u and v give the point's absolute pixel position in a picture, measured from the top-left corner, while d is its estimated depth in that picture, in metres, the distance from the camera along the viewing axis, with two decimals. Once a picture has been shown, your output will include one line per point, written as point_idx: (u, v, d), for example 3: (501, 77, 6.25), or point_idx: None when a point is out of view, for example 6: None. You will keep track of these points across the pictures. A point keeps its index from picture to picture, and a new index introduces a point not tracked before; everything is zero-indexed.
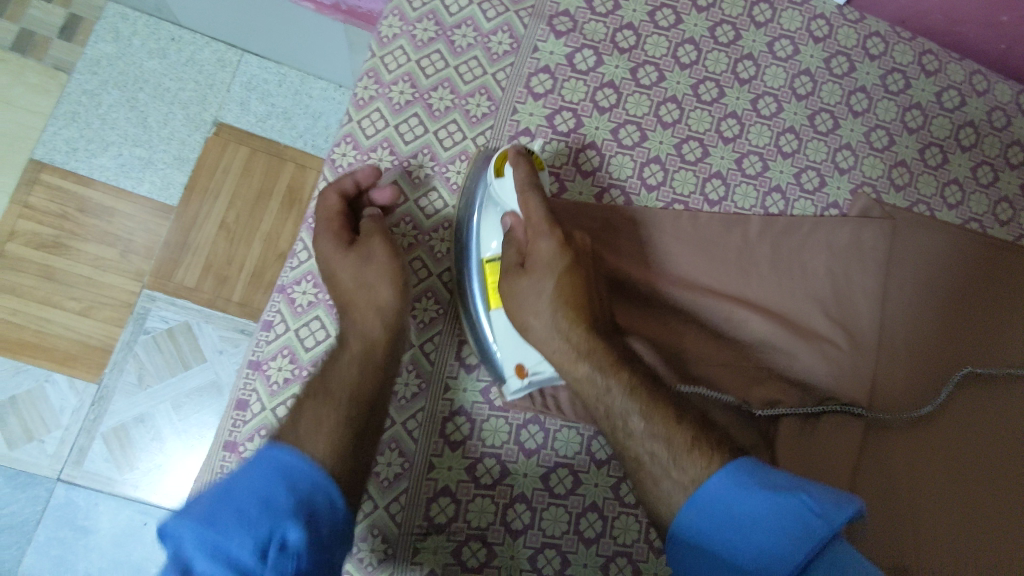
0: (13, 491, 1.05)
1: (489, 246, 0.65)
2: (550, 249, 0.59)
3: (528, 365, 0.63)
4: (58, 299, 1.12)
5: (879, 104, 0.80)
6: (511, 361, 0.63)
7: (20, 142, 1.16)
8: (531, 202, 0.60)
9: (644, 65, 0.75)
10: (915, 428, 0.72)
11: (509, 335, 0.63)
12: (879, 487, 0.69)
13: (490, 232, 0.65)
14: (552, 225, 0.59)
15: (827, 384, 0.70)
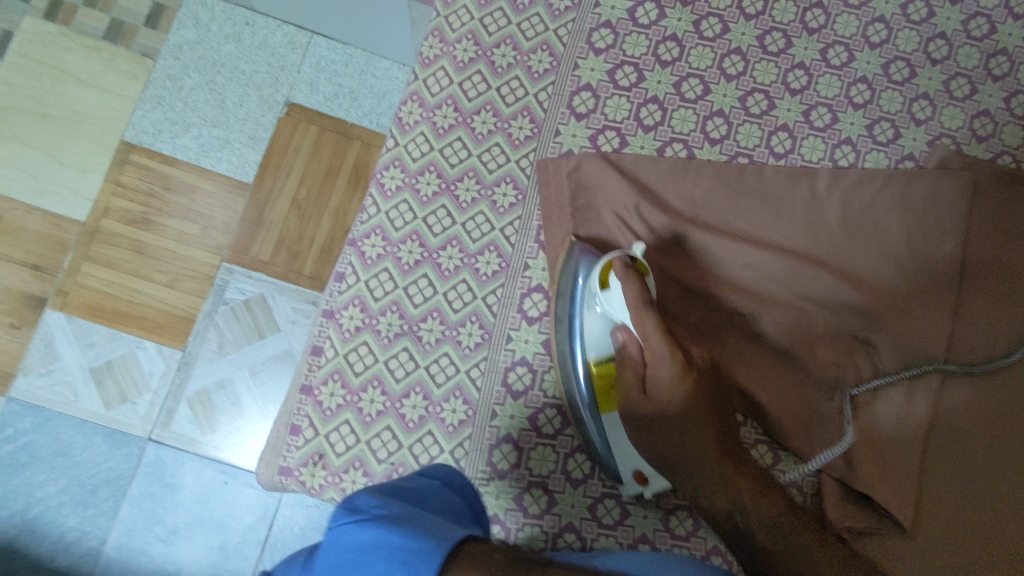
0: (110, 448, 1.14)
1: (593, 353, 0.63)
2: (669, 375, 0.59)
3: (645, 473, 0.63)
4: (147, 270, 1.20)
5: (960, 51, 0.77)
6: (629, 467, 0.63)
7: (113, 125, 1.25)
8: (648, 323, 0.58)
9: (708, 17, 0.75)
10: (991, 392, 0.69)
11: (624, 443, 0.63)
12: (946, 451, 0.67)
13: (593, 338, 0.63)
14: (671, 347, 0.59)
15: (896, 345, 0.69)
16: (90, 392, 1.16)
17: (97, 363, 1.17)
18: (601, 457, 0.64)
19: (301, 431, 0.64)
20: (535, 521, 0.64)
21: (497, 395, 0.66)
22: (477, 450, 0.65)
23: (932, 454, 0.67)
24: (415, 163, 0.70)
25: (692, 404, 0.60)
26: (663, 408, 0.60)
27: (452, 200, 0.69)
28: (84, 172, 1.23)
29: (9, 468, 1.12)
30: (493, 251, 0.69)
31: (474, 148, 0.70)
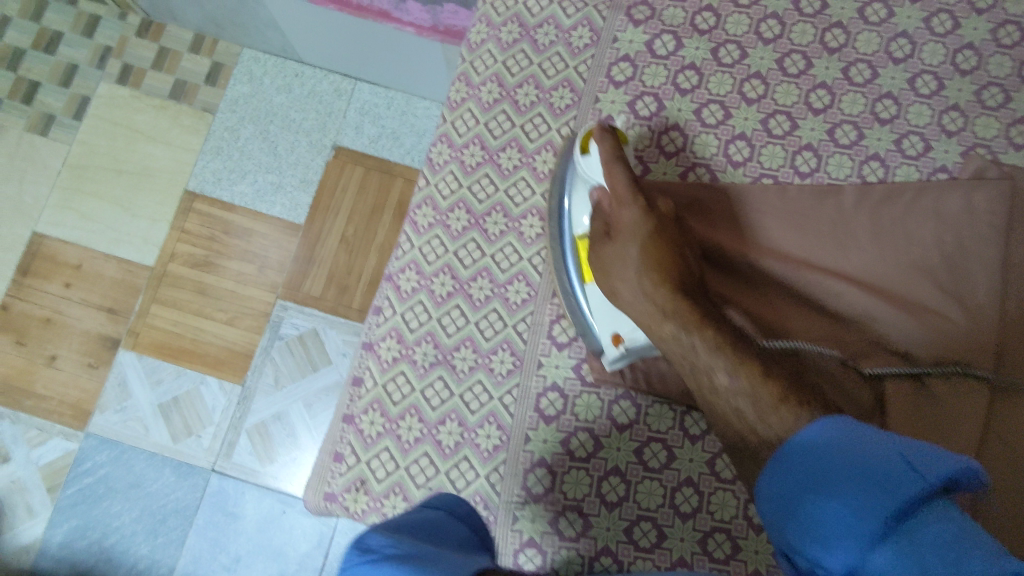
0: (178, 479, 1.21)
1: (580, 223, 0.68)
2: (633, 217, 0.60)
3: (623, 334, 0.64)
4: (209, 310, 1.28)
5: (990, 60, 0.75)
6: (607, 331, 0.65)
7: (178, 177, 1.35)
8: (615, 172, 0.62)
9: (725, 45, 0.76)
10: None
11: (604, 306, 0.65)
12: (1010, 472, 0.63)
13: (581, 212, 0.68)
14: (635, 194, 0.61)
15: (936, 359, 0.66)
16: (159, 426, 1.23)
17: (165, 399, 1.25)
18: (590, 327, 0.68)
19: (345, 458, 0.68)
20: (571, 544, 0.65)
21: (530, 420, 0.68)
22: (512, 474, 0.67)
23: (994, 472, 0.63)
24: (446, 201, 0.73)
25: (652, 256, 0.58)
26: (625, 255, 0.60)
27: (482, 233, 0.72)
28: (153, 221, 1.33)
29: (89, 499, 1.20)
30: (523, 280, 0.71)
31: (501, 183, 0.73)
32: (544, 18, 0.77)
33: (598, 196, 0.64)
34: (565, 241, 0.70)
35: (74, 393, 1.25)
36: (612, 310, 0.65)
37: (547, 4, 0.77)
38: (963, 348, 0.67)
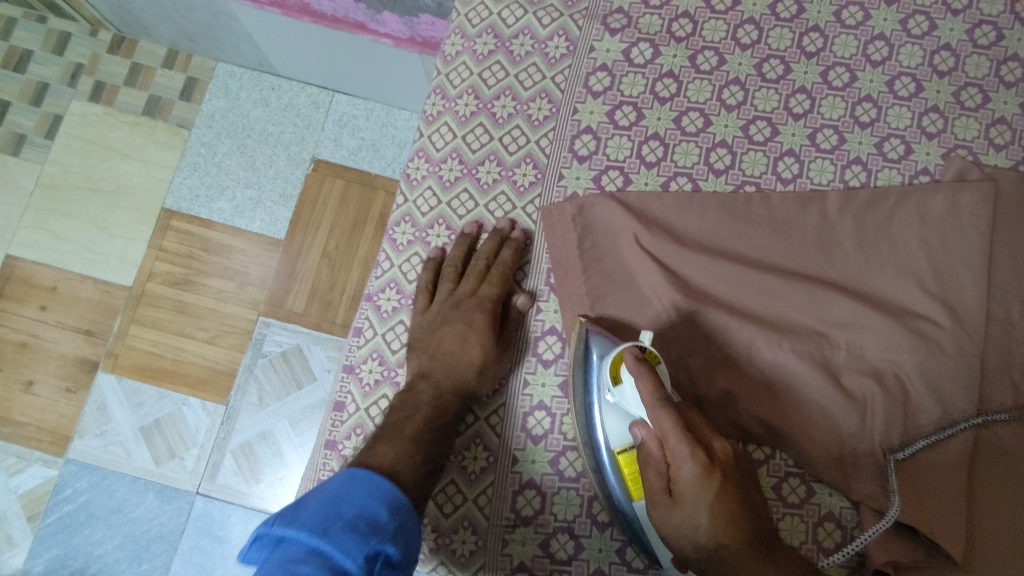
0: (161, 503, 1.18)
1: (618, 439, 0.61)
2: (692, 475, 0.53)
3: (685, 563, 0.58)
4: (190, 329, 1.25)
5: (968, 60, 0.75)
6: (669, 556, 0.59)
7: (155, 194, 1.32)
8: (664, 422, 0.54)
9: (703, 51, 0.75)
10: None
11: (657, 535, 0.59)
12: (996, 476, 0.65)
13: (616, 429, 0.60)
14: (693, 447, 0.53)
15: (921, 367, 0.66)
16: (141, 450, 1.20)
17: (146, 422, 1.22)
18: (639, 537, 0.61)
19: None
20: (563, 567, 0.64)
21: (518, 440, 0.67)
22: (501, 497, 0.65)
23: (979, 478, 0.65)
24: (425, 217, 0.72)
25: (723, 513, 0.53)
26: (692, 515, 0.53)
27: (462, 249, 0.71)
28: (129, 240, 1.30)
29: (70, 526, 1.17)
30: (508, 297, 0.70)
31: (481, 198, 0.72)
32: (519, 28, 0.76)
33: (643, 433, 0.57)
34: (601, 455, 0.62)
35: (52, 419, 1.22)
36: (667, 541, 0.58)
37: (522, 14, 0.76)
38: (950, 352, 0.66)
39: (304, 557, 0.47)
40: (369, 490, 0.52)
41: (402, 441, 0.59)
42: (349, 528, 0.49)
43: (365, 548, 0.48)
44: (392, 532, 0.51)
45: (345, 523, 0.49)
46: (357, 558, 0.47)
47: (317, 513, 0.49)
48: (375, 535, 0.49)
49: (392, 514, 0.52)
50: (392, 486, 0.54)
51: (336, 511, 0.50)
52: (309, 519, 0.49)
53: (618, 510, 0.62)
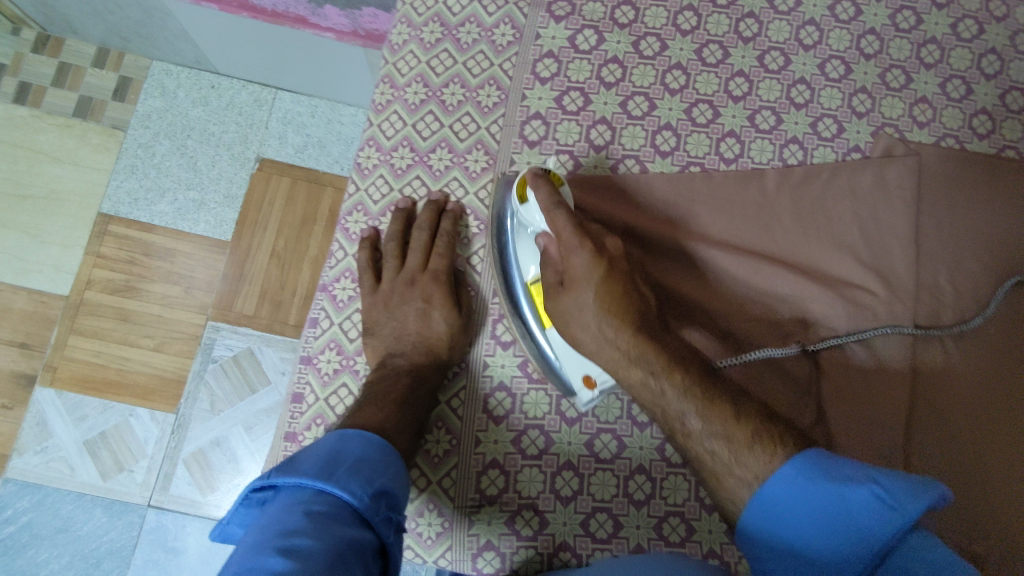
0: (110, 519, 1.14)
1: (529, 270, 0.67)
2: (584, 265, 0.60)
3: (594, 375, 0.64)
4: (134, 337, 1.21)
5: (891, 44, 0.79)
6: (578, 373, 0.65)
7: (90, 199, 1.27)
8: (558, 219, 0.60)
9: (646, 37, 0.77)
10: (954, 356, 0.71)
11: (568, 351, 0.65)
12: (932, 425, 0.69)
13: (527, 259, 0.67)
14: (582, 240, 0.60)
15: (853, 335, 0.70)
16: (86, 465, 1.16)
17: (91, 436, 1.17)
18: (557, 368, 0.67)
19: None
20: (530, 543, 0.65)
21: (479, 422, 0.67)
22: (465, 479, 0.66)
23: (917, 430, 0.69)
24: (377, 205, 0.72)
25: (609, 300, 0.59)
26: (583, 301, 0.60)
27: None
28: (64, 247, 1.24)
29: (12, 549, 1.12)
30: (468, 287, 0.71)
31: (433, 184, 0.72)
32: (465, 16, 0.76)
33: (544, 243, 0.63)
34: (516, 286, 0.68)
35: None
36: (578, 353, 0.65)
37: (467, 2, 0.77)
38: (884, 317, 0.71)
39: (314, 499, 0.48)
40: (360, 441, 0.54)
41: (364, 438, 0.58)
42: (352, 471, 0.51)
43: (369, 488, 0.50)
44: (389, 475, 0.53)
45: (347, 468, 0.51)
46: (363, 497, 0.49)
47: (318, 461, 0.51)
48: (376, 478, 0.51)
49: (385, 461, 0.54)
50: (378, 438, 0.56)
51: (335, 459, 0.51)
52: (312, 466, 0.50)
53: (532, 335, 0.68)
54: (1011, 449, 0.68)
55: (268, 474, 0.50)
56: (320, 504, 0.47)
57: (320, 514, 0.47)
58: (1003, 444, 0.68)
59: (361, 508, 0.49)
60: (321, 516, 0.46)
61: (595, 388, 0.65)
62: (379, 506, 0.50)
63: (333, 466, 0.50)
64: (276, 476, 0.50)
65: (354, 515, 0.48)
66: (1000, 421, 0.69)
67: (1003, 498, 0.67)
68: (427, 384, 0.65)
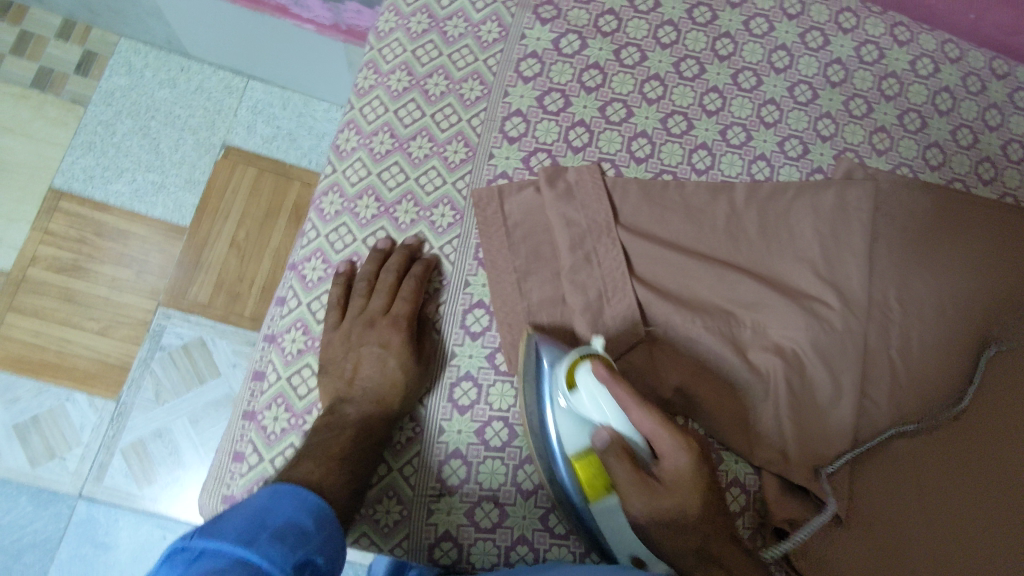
0: (36, 509, 1.08)
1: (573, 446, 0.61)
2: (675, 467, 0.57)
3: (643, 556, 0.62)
4: (77, 319, 1.16)
5: (855, 74, 0.84)
6: (626, 551, 0.62)
7: (41, 173, 1.22)
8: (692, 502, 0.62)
9: (627, 47, 0.79)
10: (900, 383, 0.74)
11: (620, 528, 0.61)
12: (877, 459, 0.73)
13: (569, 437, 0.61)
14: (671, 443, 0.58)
15: (809, 345, 0.73)
16: (15, 450, 1.10)
17: (22, 420, 1.11)
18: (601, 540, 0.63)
19: (245, 458, 0.63)
20: (488, 535, 0.65)
21: (444, 411, 0.67)
22: (427, 467, 0.66)
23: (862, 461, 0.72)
24: (354, 187, 0.71)
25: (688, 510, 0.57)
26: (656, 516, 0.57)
27: (392, 222, 0.71)
28: (9, 220, 1.19)
29: None
30: (436, 271, 0.71)
31: (412, 171, 0.72)
32: (453, 11, 0.78)
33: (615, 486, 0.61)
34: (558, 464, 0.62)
35: None
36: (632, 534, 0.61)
37: None
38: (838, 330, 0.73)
39: (234, 566, 0.44)
40: (294, 503, 0.52)
41: (320, 466, 0.57)
42: (277, 537, 0.48)
43: (295, 556, 0.48)
44: (319, 538, 0.51)
45: (272, 533, 0.48)
46: (287, 566, 0.47)
47: (242, 524, 0.48)
48: (302, 543, 0.49)
49: (317, 526, 0.52)
50: (316, 499, 0.54)
51: (261, 522, 0.49)
52: (232, 529, 0.47)
53: (574, 513, 0.63)
54: (956, 477, 0.73)
55: (187, 536, 0.46)
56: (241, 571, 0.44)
57: None
58: (951, 472, 0.73)
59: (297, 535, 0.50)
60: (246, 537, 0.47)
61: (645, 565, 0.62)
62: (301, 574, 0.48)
63: (259, 525, 0.48)
64: (198, 540, 0.46)
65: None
66: (951, 449, 0.74)
67: (946, 522, 0.70)
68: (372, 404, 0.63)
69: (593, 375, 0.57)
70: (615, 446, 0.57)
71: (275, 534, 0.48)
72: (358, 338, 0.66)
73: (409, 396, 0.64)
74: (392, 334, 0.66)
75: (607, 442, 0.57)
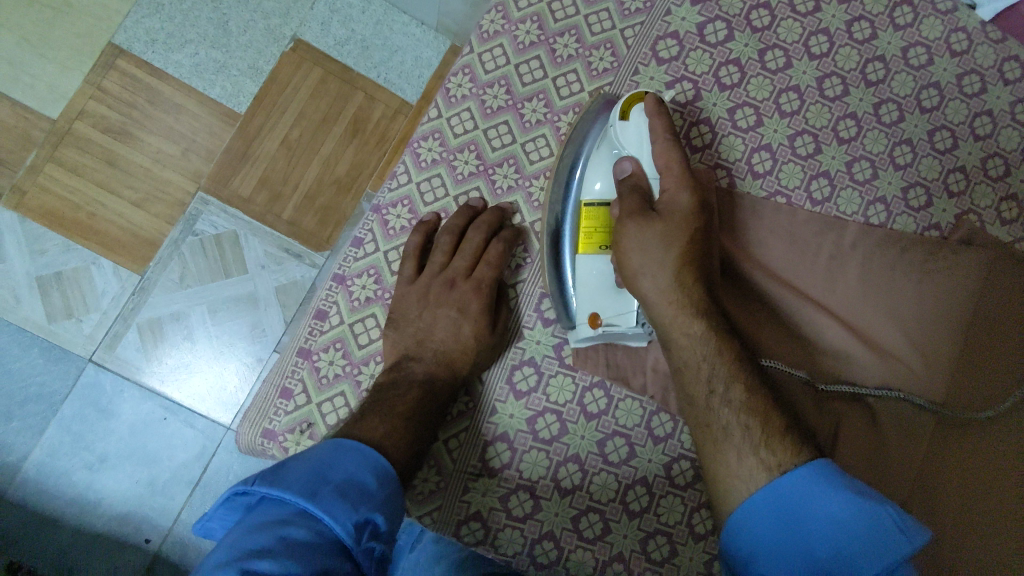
0: (47, 363, 1.07)
1: (593, 188, 0.63)
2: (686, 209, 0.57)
3: (602, 316, 0.61)
4: (117, 185, 1.12)
5: (1002, 131, 0.77)
6: (586, 307, 0.62)
7: (104, 24, 1.15)
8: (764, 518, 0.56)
9: (774, 48, 0.72)
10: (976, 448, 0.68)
11: (594, 280, 0.62)
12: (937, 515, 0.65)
13: (597, 176, 0.63)
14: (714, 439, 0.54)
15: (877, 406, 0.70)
16: (34, 302, 1.08)
17: (46, 273, 1.09)
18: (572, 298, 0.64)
19: (293, 396, 0.61)
20: (516, 524, 0.63)
21: (500, 392, 0.65)
22: (470, 444, 0.64)
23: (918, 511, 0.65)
24: (457, 139, 0.66)
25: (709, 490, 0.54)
26: (647, 246, 0.57)
27: (488, 184, 0.66)
28: (65, 67, 1.14)
29: None
30: (522, 247, 0.66)
31: (520, 135, 0.67)
32: None
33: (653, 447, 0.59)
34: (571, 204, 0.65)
35: None
36: (605, 288, 0.62)
37: None
38: (921, 397, 0.69)
39: (291, 518, 0.44)
40: (360, 458, 0.50)
41: (378, 425, 0.54)
42: (339, 493, 0.46)
43: (355, 515, 0.46)
44: (382, 501, 0.49)
45: (334, 488, 0.46)
46: (347, 524, 0.45)
47: (305, 475, 0.46)
48: (364, 503, 0.47)
49: (381, 486, 0.49)
50: (380, 459, 0.51)
51: (323, 476, 0.47)
52: (295, 482, 0.46)
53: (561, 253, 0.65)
54: None
55: (251, 480, 0.46)
56: (297, 526, 0.43)
57: (297, 542, 0.41)
58: None
59: (363, 498, 0.47)
60: (307, 492, 0.45)
61: (596, 327, 0.61)
62: (362, 536, 0.46)
63: (321, 481, 0.46)
64: (259, 486, 0.46)
65: (335, 543, 0.44)
66: None
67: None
68: (438, 366, 0.60)
69: (644, 106, 0.60)
70: (634, 182, 0.60)
71: (336, 491, 0.46)
72: (436, 299, 0.62)
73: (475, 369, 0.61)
74: (473, 300, 0.61)
75: (624, 177, 0.61)
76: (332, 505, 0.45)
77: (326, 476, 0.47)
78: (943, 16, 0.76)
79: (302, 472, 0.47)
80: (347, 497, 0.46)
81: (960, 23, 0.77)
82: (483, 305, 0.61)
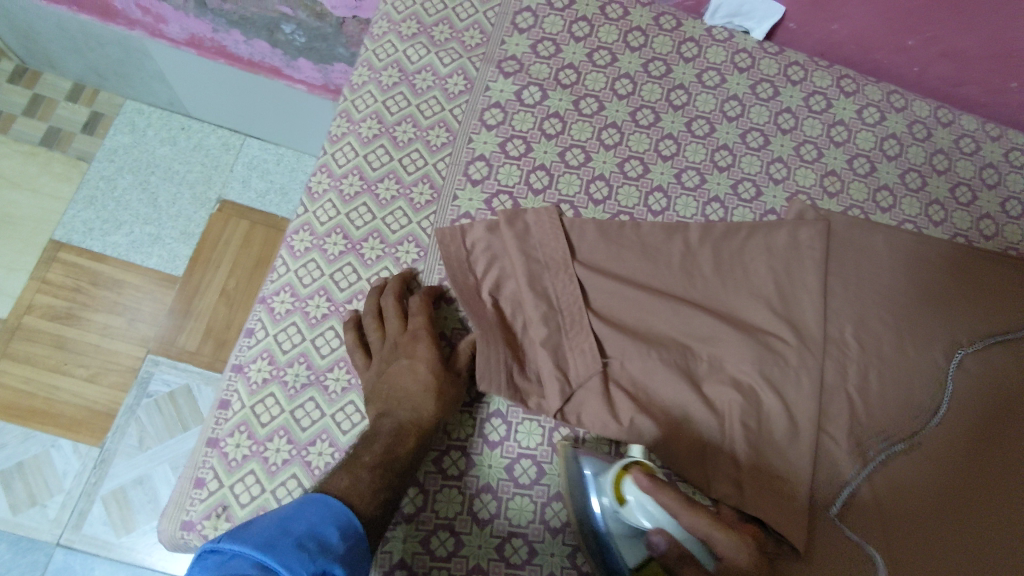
0: (14, 556, 1.06)
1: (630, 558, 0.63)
2: None
3: None
4: (69, 366, 1.18)
5: (804, 122, 0.89)
6: None
7: (43, 225, 1.26)
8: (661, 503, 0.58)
9: (585, 98, 0.85)
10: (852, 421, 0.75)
11: None
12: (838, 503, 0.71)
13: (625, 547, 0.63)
14: None
15: (752, 373, 0.73)
16: None
17: (6, 466, 1.11)
18: None
19: (206, 484, 0.65)
20: (442, 565, 0.65)
21: None
22: None
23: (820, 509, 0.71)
24: (323, 226, 0.75)
25: None
26: None
27: (358, 258, 0.74)
28: (10, 270, 1.23)
29: None
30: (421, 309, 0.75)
31: (378, 211, 0.76)
32: (422, 65, 0.84)
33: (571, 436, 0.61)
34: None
35: None
36: None
37: (425, 54, 0.84)
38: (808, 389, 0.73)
39: (249, 570, 0.45)
40: (324, 513, 0.53)
41: None
42: (297, 545, 0.48)
43: (311, 566, 0.48)
44: (340, 554, 0.51)
45: (293, 540, 0.48)
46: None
47: (266, 530, 0.48)
48: (323, 555, 0.49)
49: (339, 537, 0.52)
50: (344, 510, 0.54)
51: (284, 529, 0.49)
52: (258, 534, 0.48)
53: None
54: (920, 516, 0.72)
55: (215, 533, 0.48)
56: None
57: None
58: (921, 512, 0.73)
59: (325, 551, 0.49)
60: (267, 543, 0.47)
61: None
62: None
63: (281, 534, 0.49)
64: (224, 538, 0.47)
65: None
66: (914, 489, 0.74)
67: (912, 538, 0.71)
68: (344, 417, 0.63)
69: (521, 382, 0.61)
70: None
71: (294, 542, 0.48)
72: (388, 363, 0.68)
73: (393, 418, 0.64)
74: (418, 345, 0.68)
75: None
76: (290, 557, 0.47)
77: (287, 527, 0.49)
78: (724, 44, 0.91)
79: (264, 524, 0.49)
80: (306, 549, 0.48)
81: (739, 45, 0.91)
82: (429, 345, 0.68)
